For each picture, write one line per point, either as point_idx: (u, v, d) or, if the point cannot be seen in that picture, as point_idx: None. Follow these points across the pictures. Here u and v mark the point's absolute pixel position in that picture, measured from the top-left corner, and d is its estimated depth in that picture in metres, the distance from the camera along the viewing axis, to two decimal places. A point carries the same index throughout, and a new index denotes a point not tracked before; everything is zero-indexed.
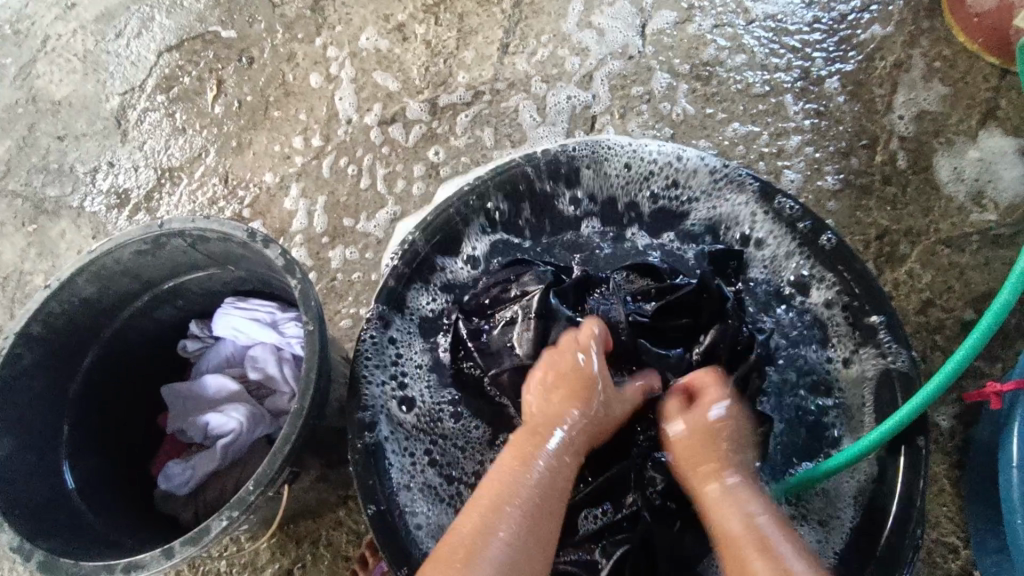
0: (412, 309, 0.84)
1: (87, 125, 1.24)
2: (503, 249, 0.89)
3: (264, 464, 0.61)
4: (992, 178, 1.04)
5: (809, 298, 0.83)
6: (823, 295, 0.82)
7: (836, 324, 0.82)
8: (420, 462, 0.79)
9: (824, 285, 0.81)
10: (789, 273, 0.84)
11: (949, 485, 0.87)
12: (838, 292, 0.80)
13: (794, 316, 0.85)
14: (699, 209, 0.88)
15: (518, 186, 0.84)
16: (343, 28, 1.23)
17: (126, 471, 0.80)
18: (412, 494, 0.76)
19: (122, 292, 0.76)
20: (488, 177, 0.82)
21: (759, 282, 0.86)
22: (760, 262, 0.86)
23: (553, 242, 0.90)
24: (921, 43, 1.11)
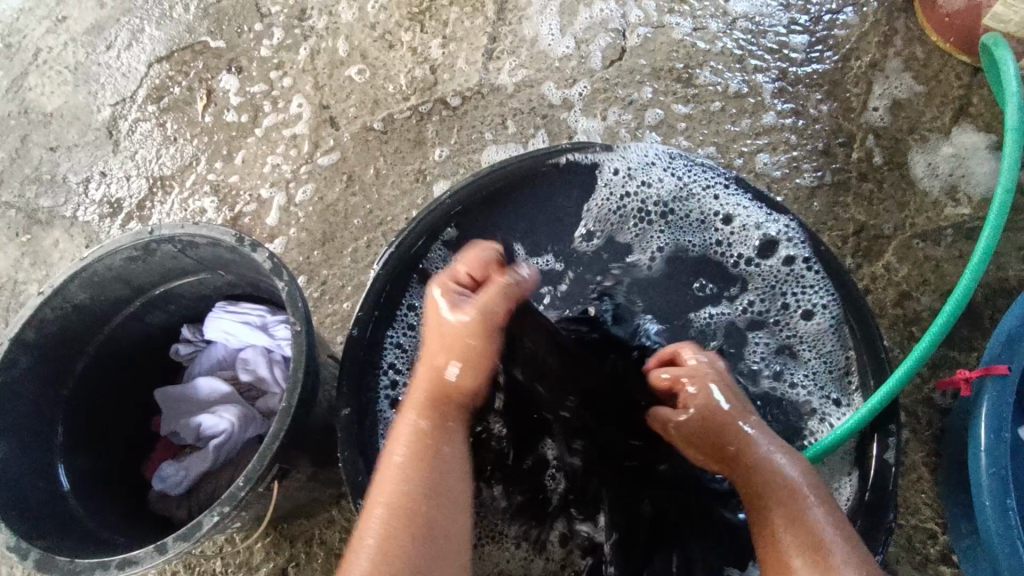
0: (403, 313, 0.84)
1: (79, 136, 1.25)
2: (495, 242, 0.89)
3: (255, 460, 0.62)
4: (966, 173, 1.06)
5: (773, 264, 0.88)
6: (785, 256, 0.87)
7: (801, 283, 0.86)
8: None
9: (788, 249, 0.87)
10: (754, 243, 0.89)
11: (927, 472, 0.89)
12: (803, 257, 0.85)
13: (764, 290, 0.88)
14: (671, 193, 0.92)
15: (510, 180, 0.86)
16: (330, 37, 1.25)
17: (120, 473, 0.82)
18: None
19: (114, 297, 0.77)
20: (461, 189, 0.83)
21: (731, 256, 0.90)
22: (728, 236, 0.90)
23: (545, 237, 0.91)
24: (895, 43, 1.14)
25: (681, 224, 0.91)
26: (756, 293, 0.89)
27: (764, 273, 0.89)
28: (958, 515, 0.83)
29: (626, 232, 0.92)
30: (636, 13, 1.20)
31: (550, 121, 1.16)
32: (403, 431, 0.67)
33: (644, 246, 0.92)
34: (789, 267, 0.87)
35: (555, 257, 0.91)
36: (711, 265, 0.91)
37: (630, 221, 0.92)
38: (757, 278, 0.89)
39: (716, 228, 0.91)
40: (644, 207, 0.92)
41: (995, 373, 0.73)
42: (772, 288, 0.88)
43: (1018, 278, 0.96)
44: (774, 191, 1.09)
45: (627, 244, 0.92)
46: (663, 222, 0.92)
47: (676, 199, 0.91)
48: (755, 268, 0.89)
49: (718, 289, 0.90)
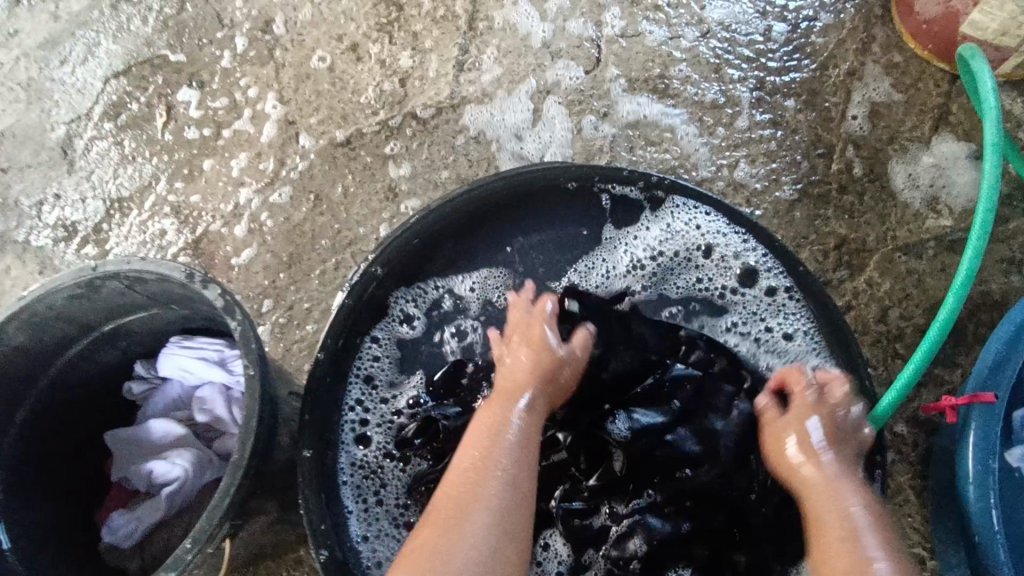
0: (377, 343, 0.85)
1: (32, 156, 1.19)
2: (466, 279, 0.89)
3: (204, 518, 0.59)
4: (947, 183, 1.04)
5: (754, 288, 0.87)
6: (768, 282, 0.86)
7: (782, 308, 0.86)
8: (376, 508, 0.80)
9: (771, 273, 0.86)
10: (735, 269, 0.88)
11: (914, 495, 0.87)
12: (785, 286, 0.85)
13: (739, 319, 0.88)
14: (646, 224, 0.89)
15: (482, 208, 0.86)
16: (295, 50, 1.20)
17: (71, 524, 0.77)
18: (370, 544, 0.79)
19: (57, 336, 0.73)
20: (436, 209, 0.82)
21: (711, 284, 0.89)
22: (709, 266, 0.89)
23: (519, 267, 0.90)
24: (873, 50, 1.12)
25: (662, 254, 0.90)
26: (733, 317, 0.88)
27: (741, 300, 0.88)
28: (945, 541, 0.81)
29: (605, 262, 0.90)
30: (611, 23, 1.17)
31: (523, 136, 1.13)
32: (490, 425, 0.75)
33: (618, 279, 0.90)
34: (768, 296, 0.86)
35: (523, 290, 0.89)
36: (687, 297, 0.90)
37: (608, 250, 0.90)
38: (732, 306, 0.88)
39: (694, 257, 0.89)
40: (620, 237, 0.90)
41: (982, 401, 0.71)
42: (751, 309, 0.87)
43: (1001, 292, 0.94)
44: (753, 205, 1.06)
45: (599, 276, 0.90)
46: (643, 256, 0.90)
47: (651, 231, 0.89)
48: (730, 299, 0.88)
49: (700, 316, 0.89)
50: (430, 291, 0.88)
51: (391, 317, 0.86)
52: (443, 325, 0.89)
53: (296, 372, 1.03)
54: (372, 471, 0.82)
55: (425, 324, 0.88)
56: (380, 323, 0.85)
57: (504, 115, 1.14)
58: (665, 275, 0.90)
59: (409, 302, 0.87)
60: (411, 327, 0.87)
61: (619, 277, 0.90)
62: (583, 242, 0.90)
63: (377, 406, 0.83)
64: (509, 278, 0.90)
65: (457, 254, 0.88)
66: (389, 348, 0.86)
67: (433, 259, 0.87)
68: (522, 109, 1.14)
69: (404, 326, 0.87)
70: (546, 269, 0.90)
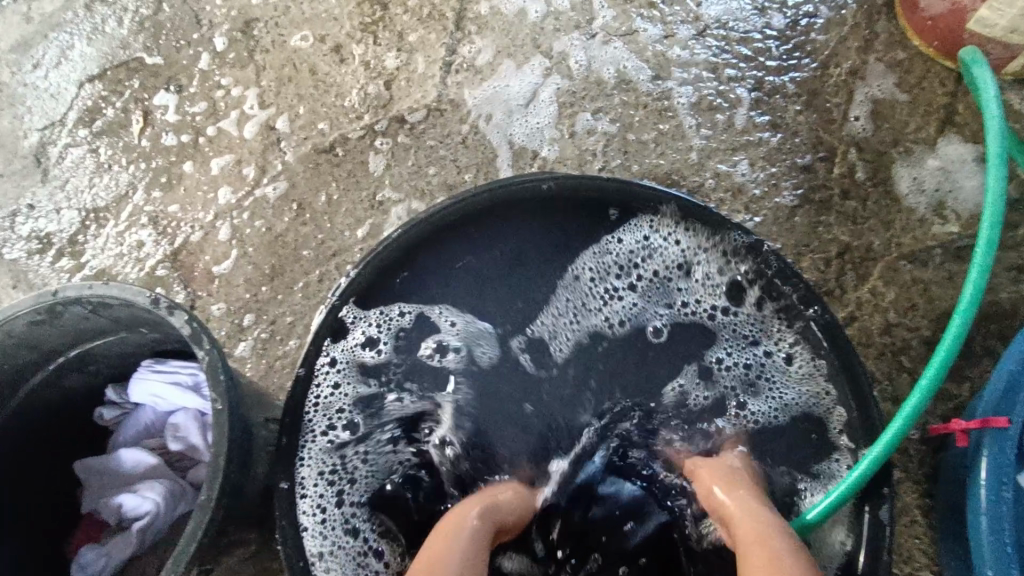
0: (341, 362, 0.81)
1: (3, 164, 1.14)
2: (434, 295, 0.85)
3: (169, 565, 0.57)
4: (953, 187, 1.01)
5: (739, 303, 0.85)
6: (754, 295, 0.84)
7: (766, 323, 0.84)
8: (333, 517, 0.78)
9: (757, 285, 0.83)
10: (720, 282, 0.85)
11: (920, 515, 0.85)
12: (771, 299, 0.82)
13: (726, 335, 0.86)
14: (627, 239, 0.86)
15: (453, 222, 0.81)
16: (276, 51, 1.15)
17: (38, 557, 0.75)
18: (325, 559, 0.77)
19: (19, 364, 0.70)
20: (411, 227, 0.78)
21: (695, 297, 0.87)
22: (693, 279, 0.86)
23: (495, 283, 0.87)
24: (876, 48, 1.08)
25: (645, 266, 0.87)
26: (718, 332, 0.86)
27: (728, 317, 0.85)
28: (952, 565, 0.79)
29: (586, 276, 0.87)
30: (604, 21, 1.12)
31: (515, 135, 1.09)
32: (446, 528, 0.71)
33: (599, 294, 0.88)
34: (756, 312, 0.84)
35: (501, 308, 0.87)
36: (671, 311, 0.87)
37: (589, 264, 0.87)
38: (716, 322, 0.86)
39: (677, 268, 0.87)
40: (601, 250, 0.86)
41: (994, 426, 0.68)
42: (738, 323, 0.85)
43: (1011, 301, 0.90)
44: (752, 212, 1.03)
45: (579, 291, 0.87)
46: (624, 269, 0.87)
47: (634, 245, 0.86)
48: (714, 315, 0.86)
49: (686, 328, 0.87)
50: (395, 308, 0.83)
51: (353, 343, 0.82)
52: (413, 341, 0.86)
53: (278, 390, 1.00)
54: (332, 480, 0.80)
55: (387, 344, 0.84)
56: (335, 345, 0.80)
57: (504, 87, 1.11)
58: (648, 287, 0.88)
59: (371, 323, 0.82)
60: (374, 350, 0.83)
61: (602, 292, 0.88)
62: (563, 255, 0.87)
63: (340, 421, 0.81)
64: (484, 294, 0.86)
65: (428, 271, 0.84)
66: (354, 368, 0.82)
67: (402, 277, 0.83)
68: (528, 73, 1.11)
69: (370, 345, 0.83)
70: (521, 283, 0.87)
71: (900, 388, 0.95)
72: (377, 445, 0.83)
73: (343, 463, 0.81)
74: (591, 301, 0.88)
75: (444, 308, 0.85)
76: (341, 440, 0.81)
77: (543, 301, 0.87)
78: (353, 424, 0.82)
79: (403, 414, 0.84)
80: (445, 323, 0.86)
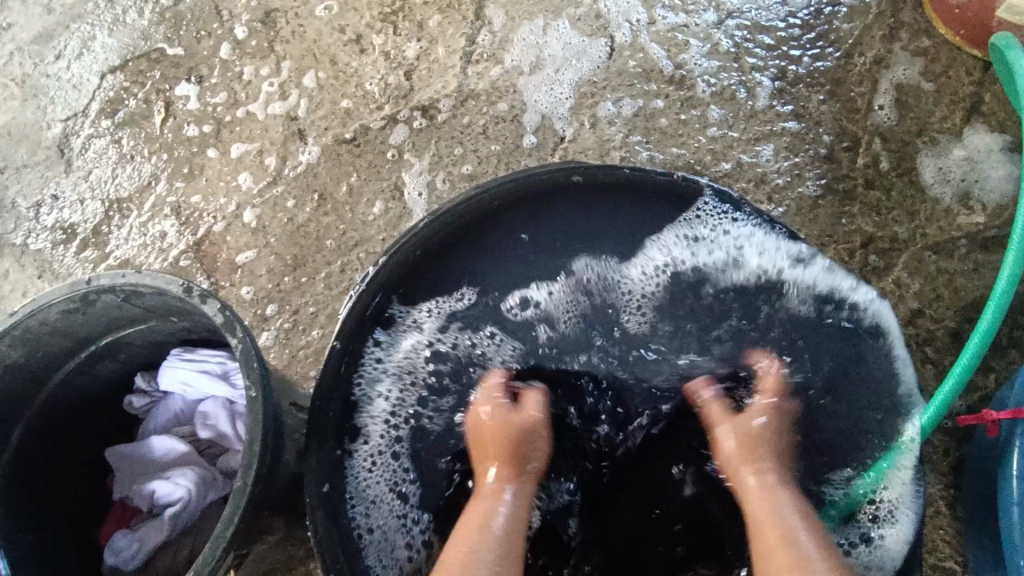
0: (404, 340, 0.82)
1: (28, 155, 1.15)
2: (488, 282, 0.85)
3: (206, 551, 0.59)
4: (979, 178, 1.00)
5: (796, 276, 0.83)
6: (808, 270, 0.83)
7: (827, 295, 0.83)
8: (391, 485, 0.79)
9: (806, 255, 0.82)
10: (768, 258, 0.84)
11: (945, 506, 0.85)
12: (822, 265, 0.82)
13: (794, 317, 0.84)
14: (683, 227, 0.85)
15: (496, 209, 0.82)
16: (296, 41, 1.15)
17: (70, 544, 0.77)
18: (375, 520, 0.77)
19: (52, 352, 0.71)
20: (439, 218, 0.79)
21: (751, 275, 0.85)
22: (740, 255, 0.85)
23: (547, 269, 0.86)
24: (901, 36, 1.06)
25: (694, 251, 0.86)
26: (784, 309, 0.84)
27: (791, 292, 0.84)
28: (979, 557, 0.79)
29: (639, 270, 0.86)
30: (626, 5, 1.12)
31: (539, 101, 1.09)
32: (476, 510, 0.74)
33: (653, 283, 0.86)
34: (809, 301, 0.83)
35: (558, 294, 0.86)
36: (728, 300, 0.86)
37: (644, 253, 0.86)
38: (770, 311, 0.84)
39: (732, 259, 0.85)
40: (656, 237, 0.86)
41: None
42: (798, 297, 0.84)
43: None
44: (775, 202, 1.02)
45: (635, 280, 0.86)
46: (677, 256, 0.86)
47: (687, 234, 0.85)
48: (768, 303, 0.85)
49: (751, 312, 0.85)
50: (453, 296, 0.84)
51: (409, 326, 0.83)
52: (471, 330, 0.85)
53: (302, 379, 1.01)
54: (395, 449, 0.80)
55: (447, 330, 0.85)
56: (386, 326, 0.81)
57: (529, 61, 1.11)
58: (705, 269, 0.86)
59: (417, 308, 0.83)
60: (435, 334, 0.84)
61: (655, 279, 0.86)
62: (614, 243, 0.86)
63: (408, 399, 0.82)
64: (537, 281, 0.86)
65: (474, 265, 0.84)
66: (414, 352, 0.83)
67: (459, 266, 0.84)
68: (563, 24, 1.12)
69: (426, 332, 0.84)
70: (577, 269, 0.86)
71: (925, 379, 0.95)
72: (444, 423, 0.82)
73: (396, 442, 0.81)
74: (647, 288, 0.86)
75: (505, 301, 0.85)
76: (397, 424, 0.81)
77: (596, 287, 0.86)
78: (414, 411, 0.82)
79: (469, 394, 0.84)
80: (500, 311, 0.86)
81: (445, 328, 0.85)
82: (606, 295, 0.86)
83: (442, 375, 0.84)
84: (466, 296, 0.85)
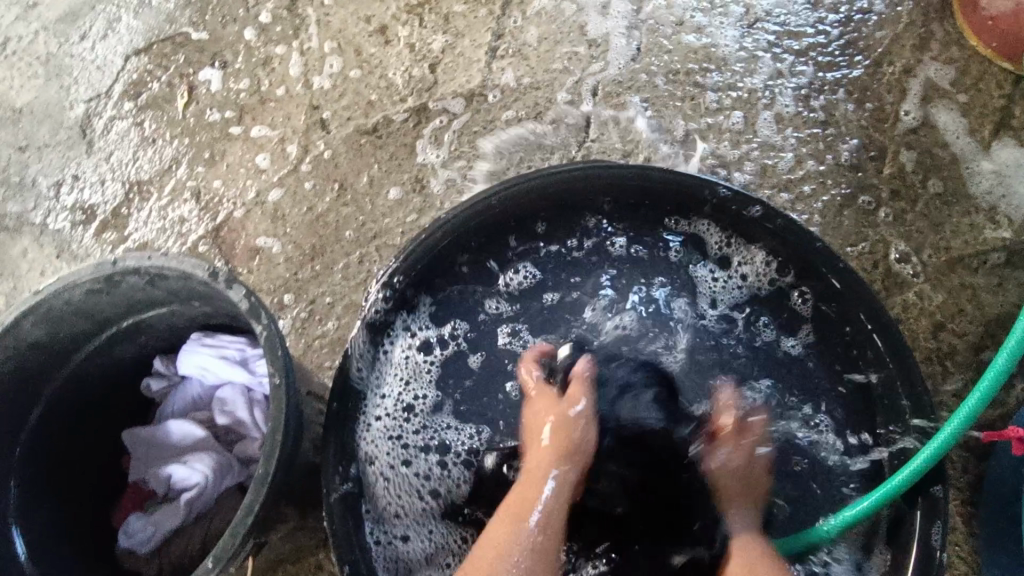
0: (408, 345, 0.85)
1: (50, 135, 1.15)
2: (512, 290, 0.89)
3: (226, 537, 0.59)
4: (1006, 193, 0.99)
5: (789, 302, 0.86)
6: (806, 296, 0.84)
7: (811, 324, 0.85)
8: (407, 489, 0.82)
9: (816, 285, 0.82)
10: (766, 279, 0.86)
11: (962, 523, 0.84)
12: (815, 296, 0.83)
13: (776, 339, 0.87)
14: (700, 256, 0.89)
15: (523, 212, 0.83)
16: (321, 30, 1.14)
17: (86, 525, 0.78)
18: (396, 522, 0.79)
19: (74, 331, 0.72)
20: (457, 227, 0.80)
21: (740, 295, 0.88)
22: (738, 276, 0.87)
23: (558, 290, 0.90)
24: (931, 46, 1.05)
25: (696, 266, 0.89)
26: (768, 326, 0.87)
27: (775, 317, 0.87)
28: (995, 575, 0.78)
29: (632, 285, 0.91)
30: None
31: (563, 80, 1.09)
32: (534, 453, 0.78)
33: (648, 297, 0.90)
34: (797, 328, 0.86)
35: (552, 305, 0.90)
36: (733, 328, 0.89)
37: (655, 277, 0.91)
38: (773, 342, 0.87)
39: (745, 294, 0.88)
40: (669, 261, 0.90)
41: None
42: (782, 319, 0.87)
43: None
44: (798, 210, 1.01)
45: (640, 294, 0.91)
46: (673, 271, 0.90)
47: (702, 260, 0.89)
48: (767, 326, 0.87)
49: (737, 328, 0.89)
50: (466, 310, 0.88)
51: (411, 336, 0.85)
52: (467, 338, 0.89)
53: (317, 369, 1.01)
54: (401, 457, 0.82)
55: (445, 336, 0.88)
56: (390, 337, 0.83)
57: (553, 65, 1.10)
58: (704, 291, 0.90)
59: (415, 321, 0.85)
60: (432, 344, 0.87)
61: (649, 297, 0.91)
62: (628, 263, 0.91)
63: (414, 404, 0.85)
64: (541, 296, 0.90)
65: (472, 278, 0.87)
66: (413, 359, 0.85)
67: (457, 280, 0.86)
68: (589, 18, 1.11)
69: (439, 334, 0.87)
70: (591, 288, 0.91)
71: (944, 394, 0.94)
72: (438, 426, 0.85)
73: (399, 456, 0.82)
74: (653, 311, 0.90)
75: (498, 309, 0.89)
76: (401, 434, 0.83)
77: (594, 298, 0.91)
78: (427, 405, 0.85)
79: (464, 398, 0.87)
80: (505, 318, 0.89)
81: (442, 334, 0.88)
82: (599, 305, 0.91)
83: (435, 378, 0.87)
84: (467, 304, 0.88)
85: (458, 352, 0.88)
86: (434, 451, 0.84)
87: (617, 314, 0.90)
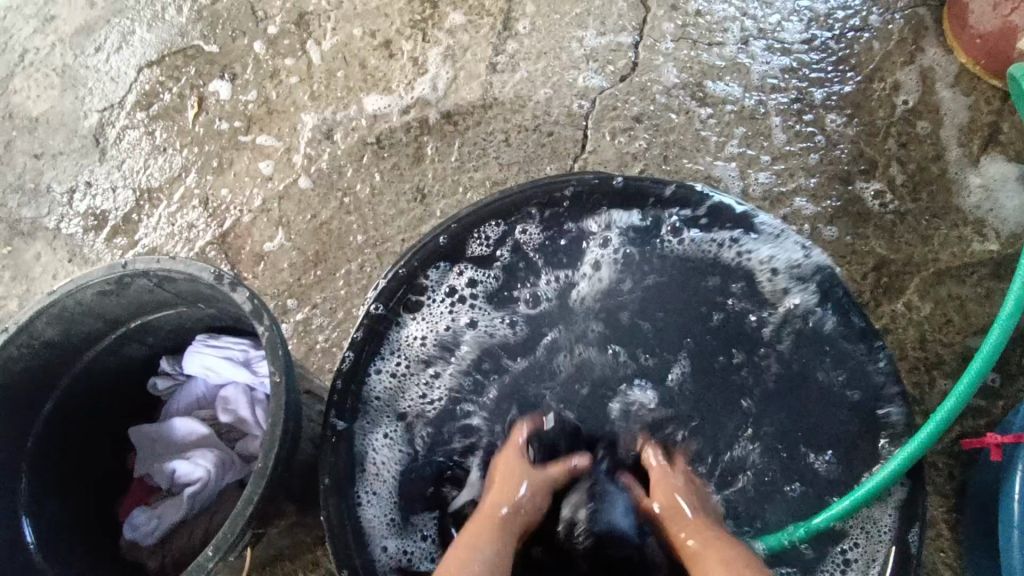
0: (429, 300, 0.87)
1: (65, 143, 1.19)
2: (525, 263, 0.90)
3: (226, 527, 0.62)
4: (994, 207, 1.02)
5: (787, 300, 0.87)
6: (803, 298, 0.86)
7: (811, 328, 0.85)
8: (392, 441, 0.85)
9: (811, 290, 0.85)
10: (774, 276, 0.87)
11: (947, 529, 0.86)
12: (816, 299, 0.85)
13: (774, 332, 0.86)
14: (697, 259, 0.89)
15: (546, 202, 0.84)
16: (328, 44, 1.18)
17: (93, 519, 0.81)
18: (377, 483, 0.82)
19: (85, 331, 0.75)
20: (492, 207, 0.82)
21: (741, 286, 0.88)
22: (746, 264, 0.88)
23: (552, 260, 0.90)
24: (922, 63, 1.07)
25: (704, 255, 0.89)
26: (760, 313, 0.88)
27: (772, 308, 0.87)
28: None
29: (631, 264, 0.91)
30: (650, 12, 1.14)
31: (562, 94, 1.12)
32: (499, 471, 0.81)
33: (644, 275, 0.91)
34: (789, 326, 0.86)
35: (559, 273, 0.91)
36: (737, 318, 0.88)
37: (648, 265, 0.91)
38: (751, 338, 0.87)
39: (740, 281, 0.88)
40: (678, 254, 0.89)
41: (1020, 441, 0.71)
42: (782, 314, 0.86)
43: None
44: (790, 221, 1.04)
45: (641, 268, 0.91)
46: (680, 258, 0.89)
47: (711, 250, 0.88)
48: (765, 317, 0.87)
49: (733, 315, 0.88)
50: (487, 266, 0.88)
51: (435, 292, 0.87)
52: (479, 297, 0.89)
53: (319, 372, 1.04)
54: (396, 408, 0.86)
55: (463, 294, 0.89)
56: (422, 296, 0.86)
57: (552, 79, 1.13)
58: (704, 282, 0.89)
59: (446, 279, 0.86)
60: (449, 302, 0.88)
61: (649, 276, 0.91)
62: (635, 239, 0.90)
63: (419, 356, 0.87)
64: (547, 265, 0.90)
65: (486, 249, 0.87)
66: (436, 314, 0.88)
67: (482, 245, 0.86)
68: (587, 34, 1.14)
69: (457, 291, 0.88)
70: (593, 265, 0.91)
71: (931, 403, 0.96)
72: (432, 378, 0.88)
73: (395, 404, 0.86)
74: (650, 289, 0.90)
75: (504, 274, 0.89)
76: (412, 374, 0.87)
77: (595, 272, 0.91)
78: (430, 361, 0.88)
79: (460, 360, 0.89)
80: (509, 282, 0.90)
81: (459, 292, 0.88)
82: (597, 283, 0.91)
83: (448, 334, 0.89)
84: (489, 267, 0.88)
85: (466, 310, 0.89)
86: (424, 404, 0.88)
87: (608, 295, 0.91)
